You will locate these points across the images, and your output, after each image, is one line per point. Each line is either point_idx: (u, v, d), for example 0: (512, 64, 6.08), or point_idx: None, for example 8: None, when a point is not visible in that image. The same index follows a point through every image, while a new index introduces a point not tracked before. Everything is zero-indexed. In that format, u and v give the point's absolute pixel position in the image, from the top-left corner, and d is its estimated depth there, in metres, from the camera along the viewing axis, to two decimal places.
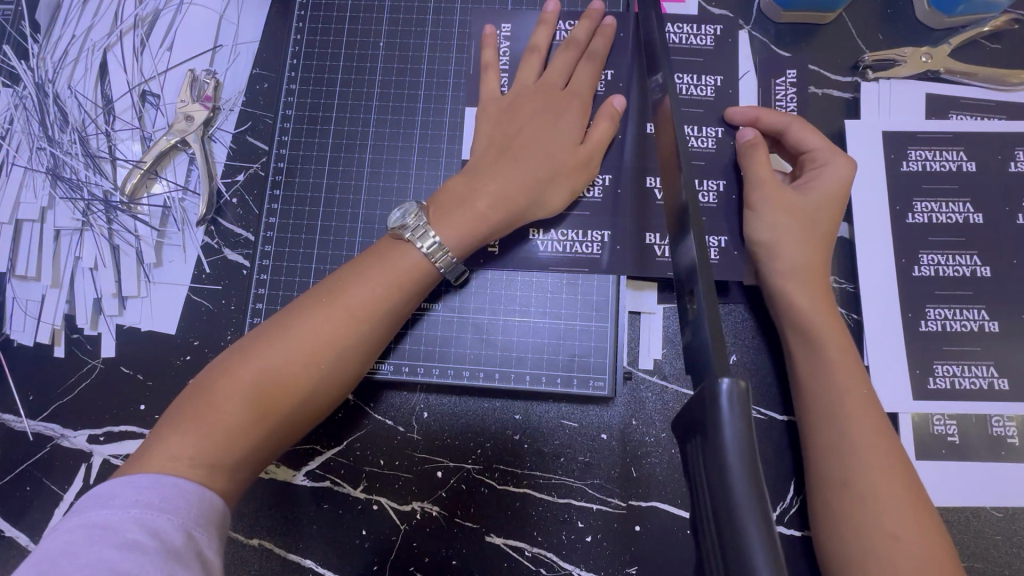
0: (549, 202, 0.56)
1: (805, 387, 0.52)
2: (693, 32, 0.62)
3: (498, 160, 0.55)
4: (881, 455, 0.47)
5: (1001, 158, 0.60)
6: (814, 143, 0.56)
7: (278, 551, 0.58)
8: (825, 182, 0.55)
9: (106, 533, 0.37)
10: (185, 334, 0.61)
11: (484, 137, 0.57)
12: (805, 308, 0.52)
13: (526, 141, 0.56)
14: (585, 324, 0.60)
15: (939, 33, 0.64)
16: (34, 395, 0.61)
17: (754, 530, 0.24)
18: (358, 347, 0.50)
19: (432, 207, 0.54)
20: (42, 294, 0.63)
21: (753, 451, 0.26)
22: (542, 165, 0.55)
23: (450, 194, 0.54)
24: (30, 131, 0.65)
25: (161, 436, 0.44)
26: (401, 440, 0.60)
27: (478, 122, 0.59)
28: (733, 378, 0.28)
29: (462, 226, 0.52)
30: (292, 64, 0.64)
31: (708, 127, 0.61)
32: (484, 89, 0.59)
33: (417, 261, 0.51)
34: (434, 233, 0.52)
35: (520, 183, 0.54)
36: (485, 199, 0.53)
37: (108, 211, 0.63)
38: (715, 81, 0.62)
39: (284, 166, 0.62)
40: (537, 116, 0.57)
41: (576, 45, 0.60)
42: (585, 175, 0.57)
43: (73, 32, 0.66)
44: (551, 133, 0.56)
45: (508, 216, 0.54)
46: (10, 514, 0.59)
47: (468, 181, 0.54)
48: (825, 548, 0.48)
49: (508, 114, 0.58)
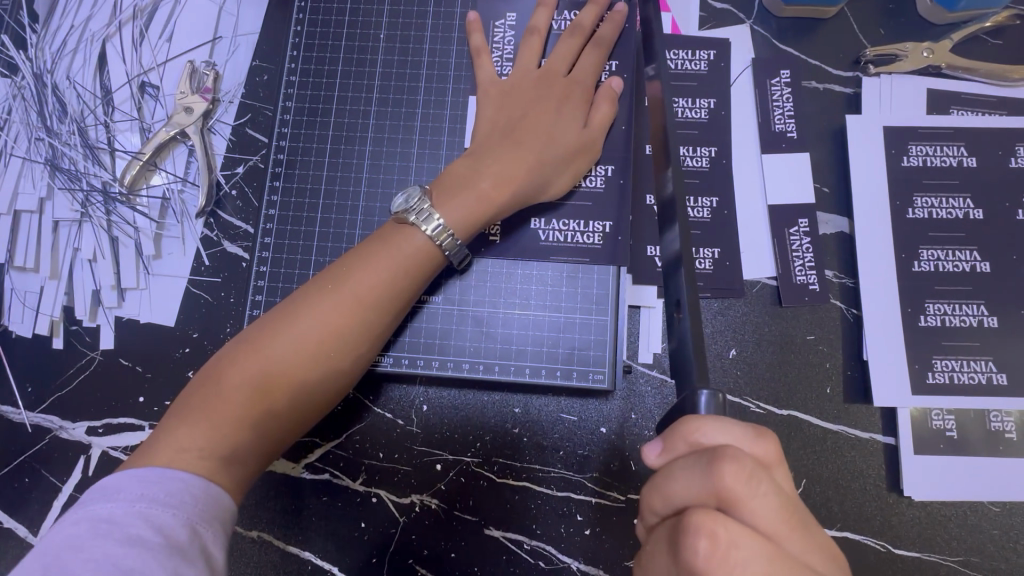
0: (553, 186, 0.57)
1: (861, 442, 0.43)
2: (688, 57, 0.63)
3: (502, 143, 0.55)
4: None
5: (1001, 154, 0.60)
6: (657, 515, 0.36)
7: (277, 543, 0.58)
8: (758, 505, 0.32)
9: (111, 527, 0.37)
10: (185, 325, 0.61)
11: (487, 120, 0.57)
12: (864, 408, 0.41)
13: (530, 125, 0.56)
14: (586, 317, 0.59)
15: (941, 28, 0.63)
16: (32, 387, 0.61)
17: None
18: (366, 335, 0.50)
19: (435, 189, 0.54)
20: (41, 286, 0.63)
21: None
22: (548, 149, 0.55)
23: (454, 174, 0.54)
24: (28, 122, 0.65)
25: (169, 428, 0.44)
26: (400, 432, 0.60)
27: (479, 105, 0.59)
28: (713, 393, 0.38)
29: (467, 212, 0.53)
30: (292, 56, 0.64)
31: (701, 147, 0.62)
32: (480, 74, 0.60)
33: (425, 245, 0.52)
34: (439, 216, 0.52)
35: (525, 168, 0.55)
36: (488, 179, 0.54)
37: (107, 201, 0.63)
38: (708, 104, 0.63)
39: (284, 157, 0.62)
40: (540, 102, 0.57)
41: (582, 32, 0.60)
42: (587, 159, 0.58)
43: (71, 22, 0.65)
44: (555, 121, 0.56)
45: (512, 201, 0.55)
46: (10, 505, 0.60)
47: (474, 164, 0.55)
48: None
49: (509, 97, 0.58)
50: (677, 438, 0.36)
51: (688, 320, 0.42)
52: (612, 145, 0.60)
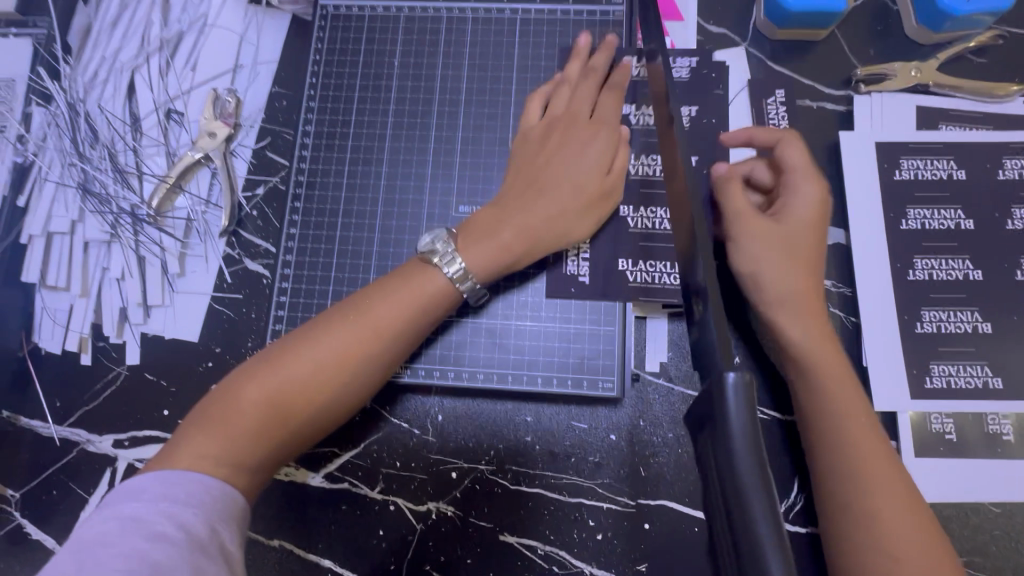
0: (577, 232, 0.59)
1: (805, 402, 0.53)
2: (674, 64, 0.65)
3: (526, 192, 0.58)
4: (888, 471, 0.49)
5: (990, 166, 0.63)
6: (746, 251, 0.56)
7: (297, 551, 0.60)
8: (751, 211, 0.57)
9: (137, 524, 0.39)
10: (208, 341, 0.64)
11: (515, 168, 0.60)
12: (798, 339, 0.53)
13: (554, 174, 0.59)
14: (594, 328, 0.62)
15: (928, 48, 0.67)
16: (61, 401, 0.64)
17: (763, 524, 0.26)
18: (380, 361, 0.52)
19: (462, 235, 0.57)
20: (71, 303, 0.65)
21: (761, 455, 0.28)
22: (568, 199, 0.58)
23: (480, 222, 0.57)
24: (61, 148, 0.68)
25: (188, 435, 0.46)
26: (416, 442, 0.62)
27: (515, 151, 0.62)
28: (739, 370, 0.29)
29: (488, 259, 0.56)
30: (311, 83, 0.67)
31: (685, 155, 0.64)
32: (526, 115, 0.63)
33: (443, 287, 0.54)
34: (463, 261, 0.55)
35: (548, 218, 0.57)
36: (510, 230, 0.56)
37: (135, 223, 0.66)
38: (690, 111, 0.65)
39: (304, 179, 0.65)
40: (564, 148, 0.60)
41: (598, 77, 0.63)
42: (606, 206, 0.60)
43: (102, 54, 0.69)
44: (577, 168, 0.59)
45: (533, 248, 0.57)
46: (38, 516, 0.61)
47: (498, 213, 0.58)
48: (837, 496, 0.50)
49: (537, 145, 0.61)
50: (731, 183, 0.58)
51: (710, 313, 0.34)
52: None
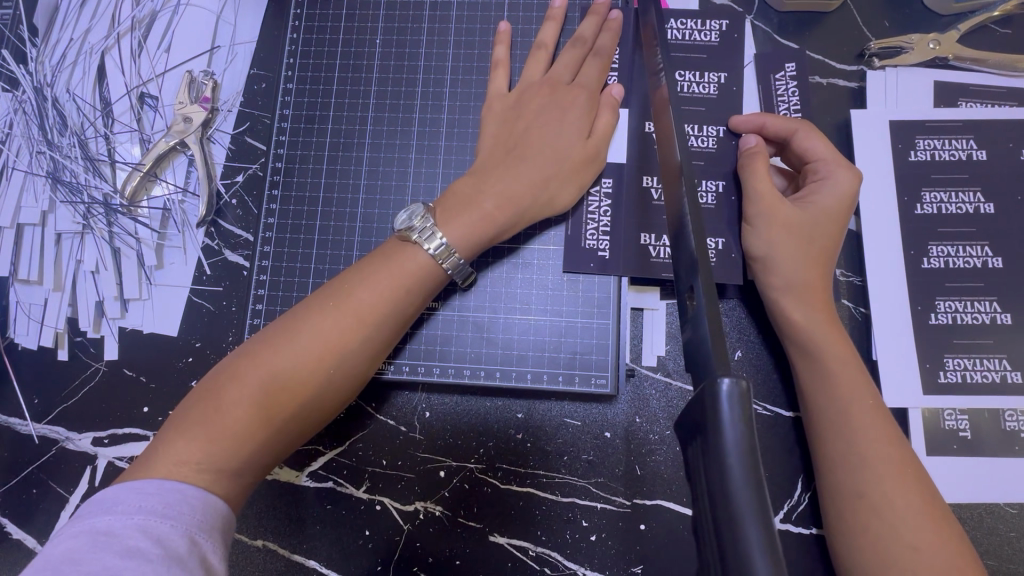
0: (560, 200, 0.56)
1: (814, 390, 0.51)
2: (696, 27, 0.61)
3: (505, 159, 0.55)
4: (894, 461, 0.47)
5: (1013, 146, 0.59)
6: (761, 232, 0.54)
7: (282, 551, 0.58)
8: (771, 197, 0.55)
9: (109, 539, 0.37)
10: (187, 335, 0.61)
11: (490, 136, 0.57)
12: (800, 322, 0.51)
13: (534, 139, 0.56)
14: (588, 321, 0.59)
15: (947, 19, 0.62)
16: (38, 398, 0.62)
17: (758, 556, 0.23)
18: (365, 350, 0.50)
19: (439, 208, 0.54)
20: (45, 297, 0.63)
21: (756, 474, 0.25)
22: (550, 165, 0.55)
23: (458, 195, 0.54)
24: (29, 135, 0.65)
25: (168, 440, 0.44)
26: (403, 439, 0.60)
27: (486, 119, 0.59)
28: (734, 377, 0.26)
29: (470, 230, 0.53)
30: (290, 63, 0.64)
31: (709, 126, 0.60)
32: (492, 86, 0.60)
33: (425, 264, 0.52)
34: (442, 235, 0.52)
35: (529, 185, 0.54)
36: (491, 199, 0.54)
37: (108, 213, 0.63)
38: (718, 78, 0.61)
39: (282, 166, 0.62)
40: (544, 113, 0.57)
41: (583, 44, 0.59)
42: (592, 170, 0.57)
43: (71, 35, 0.66)
44: (558, 131, 0.56)
45: (516, 217, 0.54)
46: (17, 516, 0.60)
47: (475, 183, 0.55)
48: (840, 487, 0.48)
49: (514, 112, 0.58)
50: (753, 159, 0.56)
51: (703, 307, 0.31)
52: (614, 150, 0.60)
